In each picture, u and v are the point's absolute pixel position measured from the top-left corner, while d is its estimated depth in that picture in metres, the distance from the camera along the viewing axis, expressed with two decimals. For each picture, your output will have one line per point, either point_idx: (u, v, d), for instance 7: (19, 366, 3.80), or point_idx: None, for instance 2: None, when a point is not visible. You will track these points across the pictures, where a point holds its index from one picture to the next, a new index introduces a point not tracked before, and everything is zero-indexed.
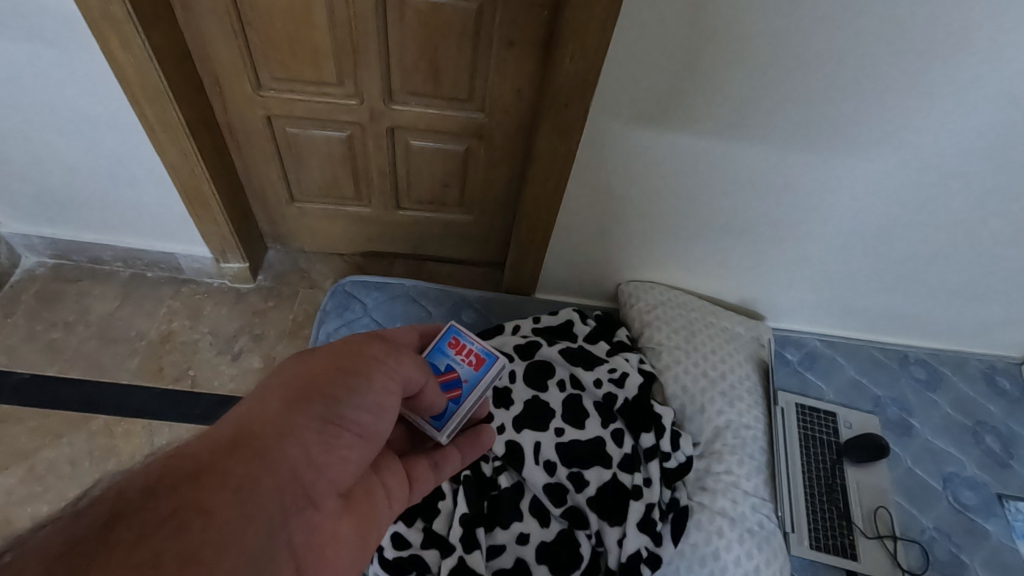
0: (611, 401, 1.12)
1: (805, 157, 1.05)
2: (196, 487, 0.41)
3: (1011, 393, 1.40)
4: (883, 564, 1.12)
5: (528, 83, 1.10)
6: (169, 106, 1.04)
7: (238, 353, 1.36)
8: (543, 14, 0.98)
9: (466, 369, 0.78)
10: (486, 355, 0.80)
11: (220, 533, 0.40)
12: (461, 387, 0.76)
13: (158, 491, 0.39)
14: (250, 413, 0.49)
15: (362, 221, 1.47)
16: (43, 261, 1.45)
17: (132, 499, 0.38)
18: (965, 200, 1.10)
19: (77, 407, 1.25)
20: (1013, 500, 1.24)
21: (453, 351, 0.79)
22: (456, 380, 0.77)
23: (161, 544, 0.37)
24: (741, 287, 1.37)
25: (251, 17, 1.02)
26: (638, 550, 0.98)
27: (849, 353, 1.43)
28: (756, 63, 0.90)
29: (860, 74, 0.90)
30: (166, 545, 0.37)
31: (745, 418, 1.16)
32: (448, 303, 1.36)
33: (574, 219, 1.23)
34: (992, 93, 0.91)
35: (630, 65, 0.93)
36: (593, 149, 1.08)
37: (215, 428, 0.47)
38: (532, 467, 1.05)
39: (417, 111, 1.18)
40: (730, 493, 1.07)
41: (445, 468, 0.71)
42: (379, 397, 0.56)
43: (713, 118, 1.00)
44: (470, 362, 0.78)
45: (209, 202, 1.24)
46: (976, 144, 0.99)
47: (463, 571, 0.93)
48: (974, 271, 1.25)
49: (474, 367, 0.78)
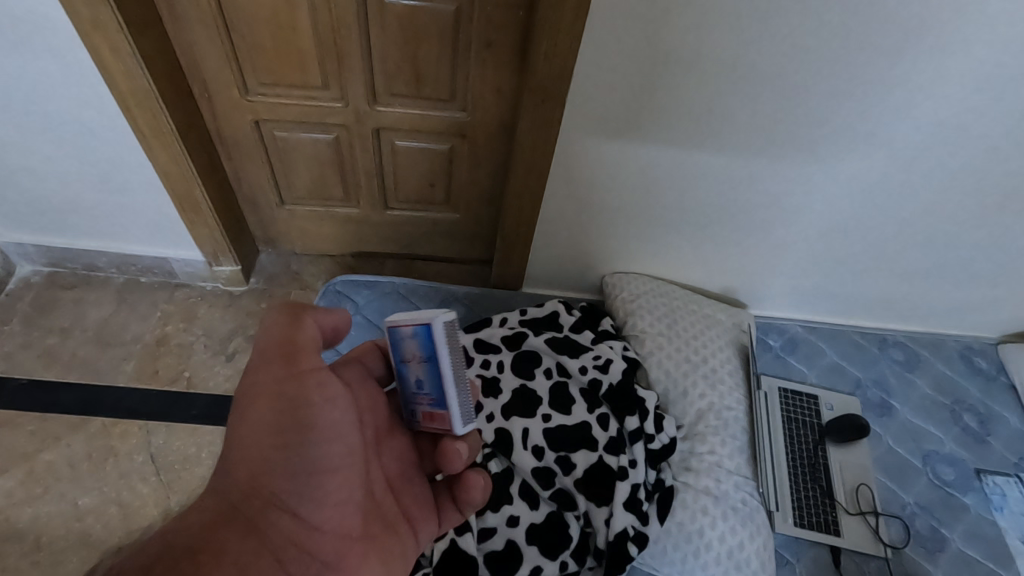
0: (597, 386, 1.16)
1: (773, 154, 1.10)
2: (246, 465, 0.65)
3: (987, 371, 1.44)
4: (863, 537, 1.16)
5: (508, 83, 1.14)
6: (160, 113, 1.07)
7: (232, 354, 1.38)
8: (517, 14, 1.02)
9: (416, 360, 0.73)
10: (393, 338, 0.76)
11: (255, 484, 0.65)
12: (425, 359, 0.72)
13: (233, 466, 0.65)
14: (247, 431, 0.66)
15: (351, 221, 1.50)
16: (38, 269, 1.48)
17: (228, 465, 0.66)
18: (930, 184, 1.14)
19: (75, 411, 1.27)
20: (990, 474, 1.28)
21: (406, 358, 0.74)
22: (425, 364, 0.72)
23: (242, 490, 0.64)
24: (723, 276, 1.41)
25: (237, 25, 1.06)
26: (625, 528, 1.02)
27: (830, 338, 1.47)
28: (719, 62, 0.95)
29: (821, 64, 0.94)
30: (245, 490, 0.64)
31: (727, 400, 1.20)
32: (436, 300, 1.39)
33: (555, 214, 1.27)
34: (948, 79, 0.95)
35: (600, 64, 0.96)
36: (571, 150, 1.12)
37: (237, 441, 0.66)
38: (521, 452, 1.08)
39: (401, 111, 1.22)
40: (714, 473, 1.11)
41: (338, 453, 0.69)
42: (323, 397, 0.68)
43: (682, 115, 1.04)
44: (413, 354, 0.73)
45: (200, 206, 1.27)
46: (937, 129, 1.03)
47: (455, 553, 0.97)
48: (946, 254, 1.29)
49: (415, 355, 0.73)
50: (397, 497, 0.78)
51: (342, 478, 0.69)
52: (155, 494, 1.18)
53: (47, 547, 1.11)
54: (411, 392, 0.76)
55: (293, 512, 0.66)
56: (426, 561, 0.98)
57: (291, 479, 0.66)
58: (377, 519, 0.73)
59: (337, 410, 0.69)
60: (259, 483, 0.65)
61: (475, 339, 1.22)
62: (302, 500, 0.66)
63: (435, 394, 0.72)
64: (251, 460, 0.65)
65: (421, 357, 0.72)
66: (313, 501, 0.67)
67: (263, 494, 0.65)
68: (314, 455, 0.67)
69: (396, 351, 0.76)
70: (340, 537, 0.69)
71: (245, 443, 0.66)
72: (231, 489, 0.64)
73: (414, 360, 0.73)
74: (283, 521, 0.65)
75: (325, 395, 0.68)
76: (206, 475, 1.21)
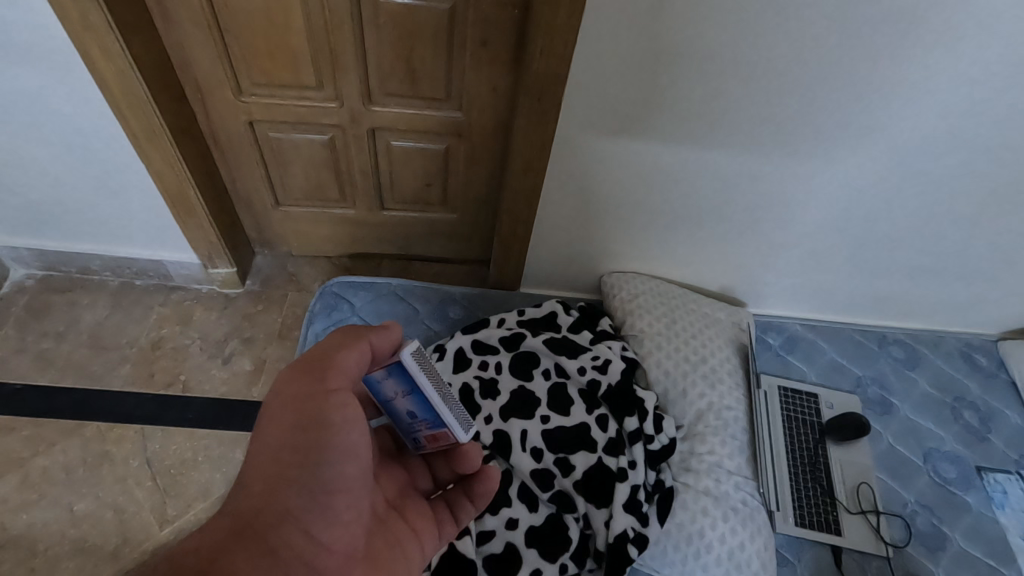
0: (595, 387, 1.15)
1: (771, 152, 1.09)
2: (267, 482, 0.64)
3: (988, 368, 1.43)
4: (864, 536, 1.16)
5: (504, 82, 1.13)
6: (152, 115, 1.06)
7: (228, 356, 1.37)
8: (512, 12, 1.01)
9: (402, 396, 0.69)
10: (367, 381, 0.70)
11: (275, 502, 0.63)
12: (410, 393, 0.68)
13: (252, 483, 0.64)
14: (270, 445, 0.64)
15: (347, 222, 1.49)
16: (32, 273, 1.46)
17: (247, 481, 0.64)
18: (929, 180, 1.13)
19: (70, 415, 1.26)
20: (991, 472, 1.27)
21: (389, 395, 0.70)
22: (412, 398, 0.68)
23: (258, 509, 0.63)
24: (722, 274, 1.40)
25: (230, 26, 1.05)
26: (625, 530, 1.01)
27: (830, 336, 1.46)
28: (717, 59, 0.94)
29: (819, 61, 0.93)
30: (262, 509, 0.63)
31: (727, 400, 1.19)
32: (433, 301, 1.38)
33: (553, 213, 1.26)
34: (947, 75, 0.94)
35: (596, 62, 0.96)
36: (568, 148, 1.11)
37: (260, 454, 0.64)
38: (520, 454, 1.07)
39: (396, 111, 1.21)
40: (715, 473, 1.10)
41: (354, 475, 0.67)
42: (348, 419, 0.65)
43: (681, 112, 1.03)
44: (396, 390, 0.69)
45: (195, 208, 1.26)
46: (935, 126, 1.02)
47: (454, 556, 0.96)
48: (945, 251, 1.29)
49: (400, 391, 0.69)
50: (404, 517, 0.79)
51: (354, 500, 0.69)
52: (151, 499, 1.17)
53: (43, 553, 1.10)
54: (407, 423, 0.74)
55: (309, 532, 0.65)
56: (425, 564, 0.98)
57: (308, 500, 0.65)
58: (380, 541, 0.75)
59: (360, 431, 0.67)
60: (277, 500, 0.63)
61: (473, 340, 1.21)
62: (315, 517, 0.65)
63: (431, 418, 0.70)
64: (271, 476, 0.64)
65: (403, 392, 0.68)
66: (326, 521, 0.66)
67: (281, 512, 0.63)
68: (336, 475, 0.66)
69: (375, 392, 0.72)
70: (344, 555, 0.69)
71: (266, 460, 0.64)
72: (249, 505, 0.63)
73: (398, 397, 0.70)
74: (295, 537, 0.64)
75: (351, 418, 0.66)
76: (203, 479, 1.20)
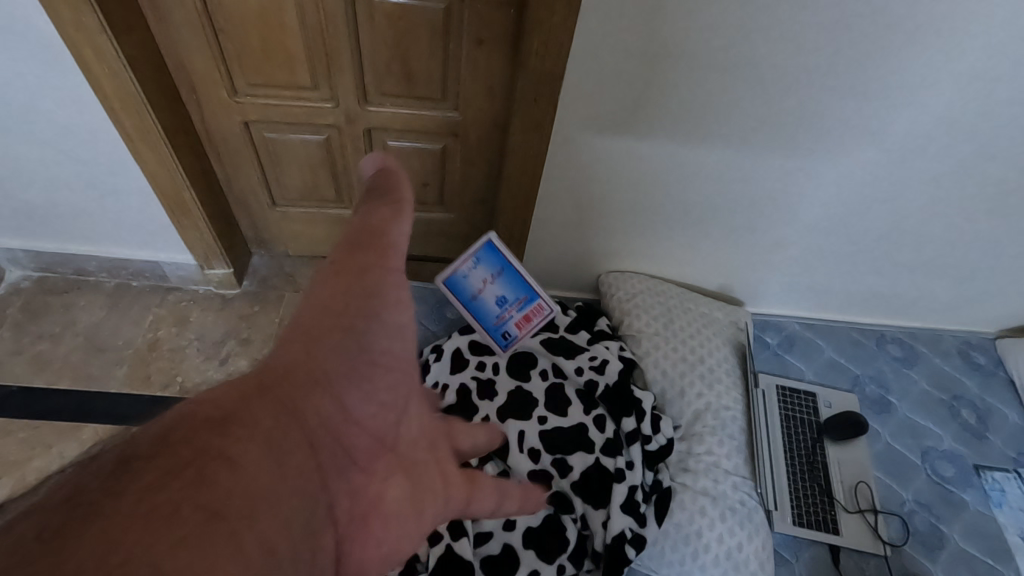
0: (593, 387, 1.15)
1: (769, 152, 1.09)
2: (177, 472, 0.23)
3: (985, 366, 1.43)
4: (862, 535, 1.16)
5: (501, 82, 1.12)
6: (147, 116, 1.06)
7: (225, 358, 1.37)
8: (508, 11, 1.00)
9: (489, 280, 1.10)
10: (460, 275, 1.09)
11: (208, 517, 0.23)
12: (498, 272, 1.09)
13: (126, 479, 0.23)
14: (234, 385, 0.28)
15: (344, 222, 1.49)
16: (27, 274, 1.46)
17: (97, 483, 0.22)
18: (926, 179, 1.13)
19: (66, 417, 1.26)
20: (988, 470, 1.27)
21: (480, 285, 1.10)
22: (499, 277, 1.10)
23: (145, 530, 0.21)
24: (719, 274, 1.40)
25: (224, 25, 1.04)
26: (622, 531, 1.01)
27: (828, 335, 1.46)
28: (714, 58, 0.93)
29: (816, 59, 0.93)
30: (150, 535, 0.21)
31: (724, 400, 1.19)
32: (431, 301, 1.38)
33: (550, 213, 1.25)
34: (944, 74, 0.94)
35: (592, 62, 0.95)
36: (565, 148, 1.11)
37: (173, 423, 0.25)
38: (517, 454, 1.08)
39: (392, 111, 1.20)
40: (712, 474, 1.10)
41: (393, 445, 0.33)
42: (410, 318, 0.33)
43: (678, 112, 1.02)
44: (485, 275, 1.09)
45: (190, 209, 1.26)
46: (930, 126, 1.02)
47: (451, 558, 0.96)
48: (942, 250, 1.29)
49: (489, 275, 1.09)
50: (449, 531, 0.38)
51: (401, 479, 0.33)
52: None
53: None
54: (498, 313, 1.12)
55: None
56: (422, 566, 0.98)
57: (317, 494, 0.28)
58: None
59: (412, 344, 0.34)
60: (230, 495, 0.24)
61: (470, 341, 1.21)
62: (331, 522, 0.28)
63: (518, 294, 1.11)
64: (189, 458, 0.24)
65: (490, 275, 1.09)
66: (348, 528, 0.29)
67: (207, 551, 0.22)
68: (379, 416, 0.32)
69: (468, 290, 1.11)
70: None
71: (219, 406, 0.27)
72: (105, 536, 0.21)
73: (486, 282, 1.10)
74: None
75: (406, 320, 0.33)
76: None
